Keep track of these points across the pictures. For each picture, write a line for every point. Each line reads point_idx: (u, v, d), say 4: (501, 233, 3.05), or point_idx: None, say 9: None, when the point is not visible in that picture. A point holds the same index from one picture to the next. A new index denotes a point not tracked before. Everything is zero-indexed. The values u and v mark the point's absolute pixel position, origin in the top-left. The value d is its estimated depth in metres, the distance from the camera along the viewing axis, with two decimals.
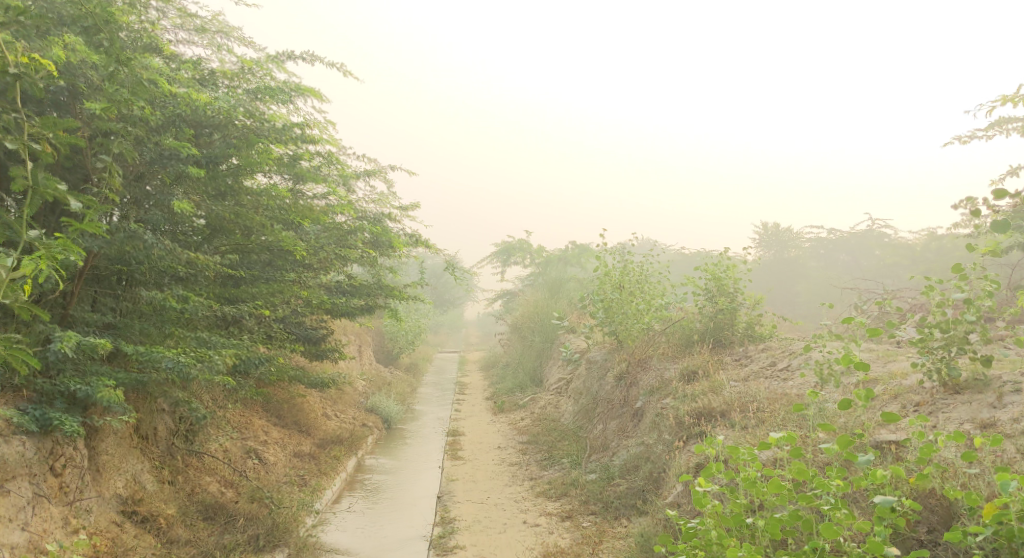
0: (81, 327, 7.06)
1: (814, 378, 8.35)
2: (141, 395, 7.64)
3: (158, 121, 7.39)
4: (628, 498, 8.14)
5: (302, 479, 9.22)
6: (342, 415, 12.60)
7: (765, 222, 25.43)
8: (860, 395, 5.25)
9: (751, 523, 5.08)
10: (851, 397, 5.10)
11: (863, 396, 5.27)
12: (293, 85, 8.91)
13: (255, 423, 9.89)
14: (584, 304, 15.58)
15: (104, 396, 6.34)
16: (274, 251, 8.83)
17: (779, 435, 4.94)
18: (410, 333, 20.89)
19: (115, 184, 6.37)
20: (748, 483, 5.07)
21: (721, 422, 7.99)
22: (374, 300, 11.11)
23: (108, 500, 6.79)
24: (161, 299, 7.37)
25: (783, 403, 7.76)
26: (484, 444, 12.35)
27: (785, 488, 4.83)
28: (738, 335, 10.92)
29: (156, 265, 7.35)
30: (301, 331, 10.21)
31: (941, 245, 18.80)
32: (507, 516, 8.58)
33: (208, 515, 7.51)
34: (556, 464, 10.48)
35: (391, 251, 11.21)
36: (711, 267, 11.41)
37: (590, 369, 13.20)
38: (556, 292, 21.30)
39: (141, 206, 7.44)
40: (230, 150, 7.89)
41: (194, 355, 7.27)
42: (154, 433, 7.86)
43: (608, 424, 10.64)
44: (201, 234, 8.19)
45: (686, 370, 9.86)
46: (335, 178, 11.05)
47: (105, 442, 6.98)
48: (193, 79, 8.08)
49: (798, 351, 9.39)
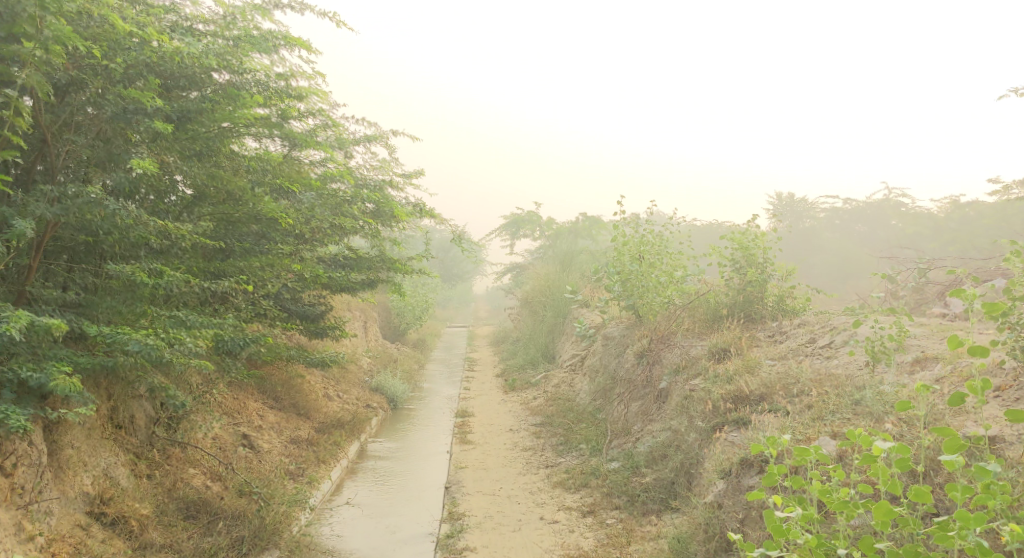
0: (39, 307, 6.28)
1: (863, 357, 7.52)
2: (114, 380, 6.86)
3: (121, 70, 6.51)
4: (656, 492, 7.37)
5: (296, 469, 8.42)
6: (345, 395, 11.82)
7: (781, 192, 24.38)
8: (975, 387, 4.36)
9: (838, 550, 4.24)
10: (965, 393, 4.25)
11: (978, 389, 4.36)
12: (279, 34, 7.96)
13: (249, 407, 9.10)
14: (597, 278, 14.70)
15: (59, 385, 5.59)
16: (263, 221, 8.02)
17: (886, 447, 4.12)
18: (417, 308, 20.08)
19: (23, 123, 5.55)
20: (835, 500, 4.25)
21: (763, 408, 7.13)
22: (375, 274, 10.26)
23: (73, 500, 6.04)
24: (130, 272, 6.49)
25: (832, 386, 6.90)
26: (494, 427, 11.56)
27: (896, 514, 4.06)
28: (769, 309, 10.11)
29: (123, 235, 6.53)
30: (297, 308, 9.40)
31: (966, 216, 17.73)
32: (522, 511, 7.80)
33: (190, 513, 6.75)
34: (574, 450, 9.68)
35: (394, 221, 10.33)
36: (737, 235, 10.57)
37: (606, 345, 12.37)
38: (568, 265, 20.39)
39: (108, 169, 6.59)
40: (206, 105, 7.01)
41: (165, 338, 6.40)
42: (131, 422, 7.08)
43: (629, 405, 9.79)
44: (182, 204, 7.41)
45: (716, 348, 9.01)
46: (330, 141, 10.16)
47: (71, 435, 6.22)
48: (163, 25, 7.15)
49: (841, 326, 8.51)
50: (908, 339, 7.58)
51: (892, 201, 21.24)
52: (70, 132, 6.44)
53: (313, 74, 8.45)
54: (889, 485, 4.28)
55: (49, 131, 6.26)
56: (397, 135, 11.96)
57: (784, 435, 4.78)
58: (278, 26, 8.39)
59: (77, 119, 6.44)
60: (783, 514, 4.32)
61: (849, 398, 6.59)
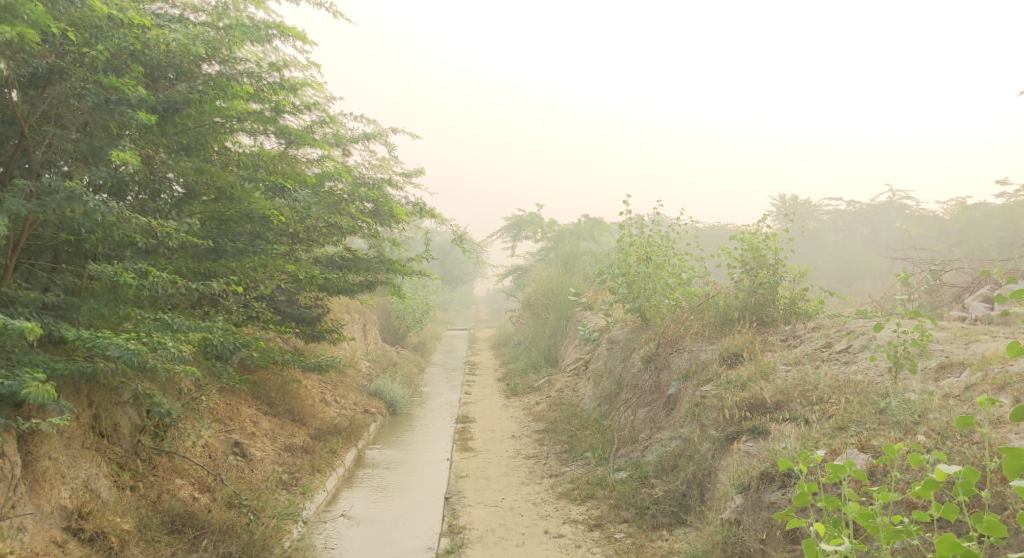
0: (15, 309, 5.94)
1: (884, 364, 7.15)
2: (97, 387, 6.51)
3: (102, 59, 6.14)
4: (667, 504, 7.02)
5: (290, 479, 8.09)
6: (343, 400, 11.48)
7: (783, 194, 23.92)
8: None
9: None
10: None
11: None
12: (273, 23, 7.58)
13: (242, 413, 8.74)
14: (601, 280, 14.35)
15: (31, 393, 5.20)
16: (255, 220, 7.69)
17: (948, 470, 3.83)
18: (416, 311, 19.71)
19: None
20: (887, 529, 3.94)
21: (781, 416, 6.78)
22: (374, 275, 9.83)
23: (49, 515, 5.69)
24: (112, 273, 6.11)
25: (853, 394, 6.55)
26: (496, 434, 11.20)
27: (960, 546, 3.74)
28: (781, 312, 9.71)
29: (107, 233, 6.18)
30: (293, 310, 9.05)
31: (972, 217, 17.26)
32: (526, 523, 7.45)
33: (175, 527, 6.40)
34: (579, 458, 9.32)
35: (393, 221, 9.97)
36: (747, 236, 10.18)
37: (611, 349, 11.99)
38: (571, 266, 20.04)
39: (89, 164, 6.25)
40: (193, 96, 6.60)
41: (147, 342, 6.02)
42: (115, 431, 6.73)
43: (637, 412, 9.42)
44: (171, 201, 7.08)
45: (727, 353, 8.64)
46: (327, 139, 9.81)
47: (48, 445, 5.88)
48: (150, 13, 6.79)
49: (857, 330, 8.15)
50: (931, 343, 7.22)
51: (897, 203, 20.83)
52: (50, 125, 6.09)
53: (308, 65, 8.09)
54: (943, 511, 3.97)
55: (27, 123, 5.92)
56: (396, 133, 11.61)
57: (815, 453, 4.47)
58: (272, 15, 8.03)
59: (56, 112, 6.07)
60: (825, 544, 3.97)
61: (873, 407, 6.25)
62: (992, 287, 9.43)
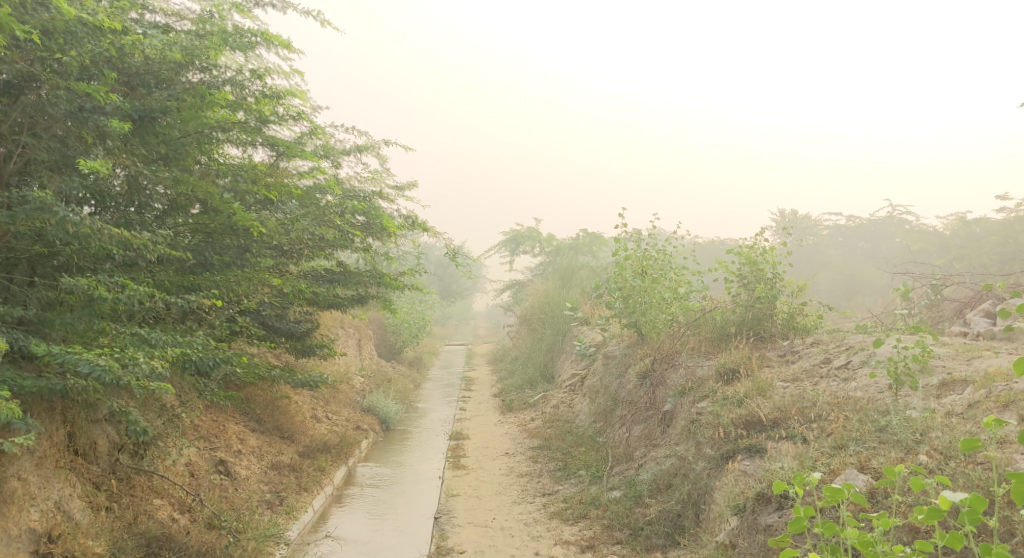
0: None
1: (885, 381, 6.94)
2: (72, 404, 6.32)
3: (76, 66, 5.99)
4: (661, 525, 6.79)
5: (275, 498, 7.86)
6: (334, 417, 11.25)
7: (783, 208, 23.74)
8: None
9: None
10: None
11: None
12: (256, 30, 7.44)
13: (228, 429, 8.52)
14: (598, 295, 14.14)
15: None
16: (241, 233, 7.52)
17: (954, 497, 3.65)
18: (412, 325, 19.48)
19: None
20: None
21: (778, 434, 6.58)
22: (365, 290, 9.61)
23: (16, 539, 5.47)
24: (87, 286, 5.91)
25: (853, 411, 6.35)
26: (489, 451, 10.96)
27: None
28: (779, 327, 9.51)
29: (82, 245, 6.01)
30: (282, 325, 8.84)
31: (972, 232, 17.07)
32: (516, 545, 7.23)
33: (151, 550, 6.17)
34: (573, 476, 9.09)
35: (385, 235, 9.78)
36: (744, 250, 9.97)
37: (607, 364, 11.77)
38: (567, 280, 19.84)
39: (63, 174, 6.08)
40: (171, 104, 6.45)
41: (119, 358, 5.81)
42: (92, 449, 6.52)
43: (632, 429, 9.21)
44: (151, 212, 6.91)
45: (724, 369, 8.42)
46: (317, 150, 9.64)
47: (17, 465, 5.69)
48: (130, 20, 6.66)
49: (857, 346, 7.93)
50: (932, 360, 7.01)
51: (897, 217, 20.63)
52: (25, 135, 5.94)
53: (291, 73, 7.93)
54: (947, 540, 3.80)
55: None
56: (388, 144, 11.43)
57: (812, 475, 4.30)
58: (257, 22, 7.89)
59: (31, 122, 5.92)
60: None
61: (872, 424, 6.04)
62: (994, 302, 9.21)
